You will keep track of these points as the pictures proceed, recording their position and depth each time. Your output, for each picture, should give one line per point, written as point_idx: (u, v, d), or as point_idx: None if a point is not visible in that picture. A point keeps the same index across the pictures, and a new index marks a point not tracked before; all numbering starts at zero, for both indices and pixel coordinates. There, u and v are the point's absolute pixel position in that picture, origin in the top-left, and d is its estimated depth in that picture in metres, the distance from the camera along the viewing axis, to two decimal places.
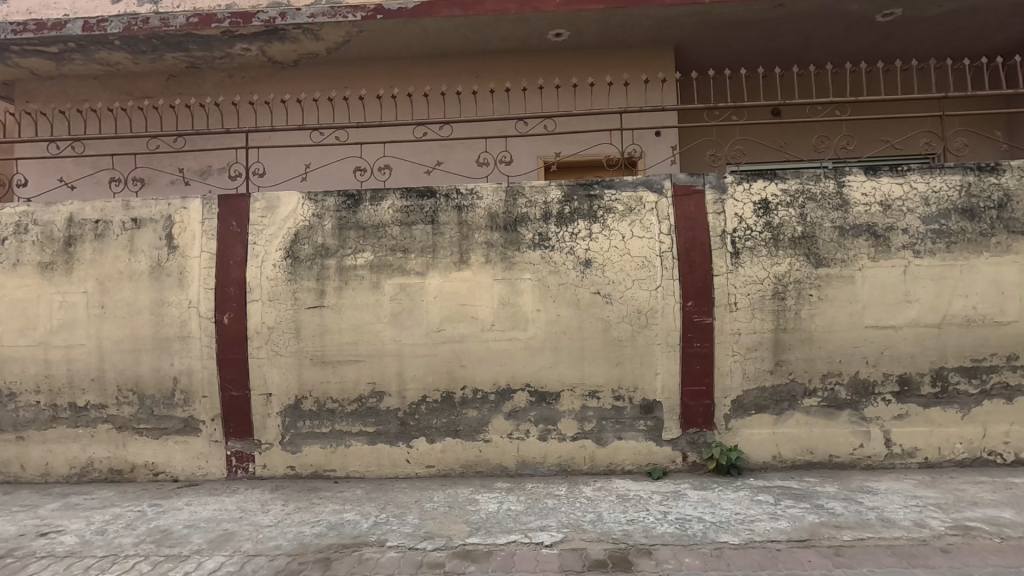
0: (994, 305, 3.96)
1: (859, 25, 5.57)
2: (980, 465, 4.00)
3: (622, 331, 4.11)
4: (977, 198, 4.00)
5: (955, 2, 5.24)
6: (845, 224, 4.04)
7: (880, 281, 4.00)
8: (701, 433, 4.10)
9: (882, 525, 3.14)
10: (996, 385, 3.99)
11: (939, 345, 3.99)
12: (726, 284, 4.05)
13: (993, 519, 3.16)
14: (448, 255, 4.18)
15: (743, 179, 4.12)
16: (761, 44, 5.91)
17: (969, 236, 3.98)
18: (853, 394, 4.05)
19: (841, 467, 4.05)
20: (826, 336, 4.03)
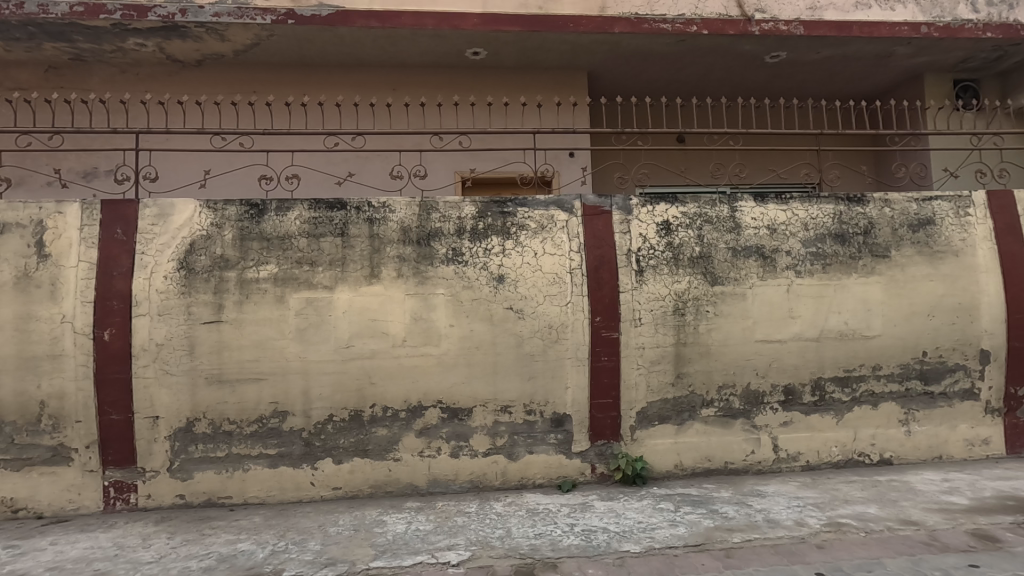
0: (863, 321, 4.41)
1: (750, 64, 6.09)
2: (853, 466, 4.42)
3: (534, 346, 4.17)
4: (848, 225, 4.47)
5: (831, 50, 5.86)
6: (737, 246, 4.37)
7: (767, 298, 4.35)
8: (609, 444, 4.24)
9: (768, 526, 3.38)
10: (864, 393, 4.44)
11: (817, 357, 4.39)
12: (631, 300, 4.24)
13: (862, 515, 3.48)
14: (358, 269, 4.07)
15: (647, 202, 4.37)
16: (666, 76, 6.32)
17: (841, 259, 4.43)
18: (745, 404, 4.35)
19: (735, 472, 4.32)
20: (721, 349, 4.31)
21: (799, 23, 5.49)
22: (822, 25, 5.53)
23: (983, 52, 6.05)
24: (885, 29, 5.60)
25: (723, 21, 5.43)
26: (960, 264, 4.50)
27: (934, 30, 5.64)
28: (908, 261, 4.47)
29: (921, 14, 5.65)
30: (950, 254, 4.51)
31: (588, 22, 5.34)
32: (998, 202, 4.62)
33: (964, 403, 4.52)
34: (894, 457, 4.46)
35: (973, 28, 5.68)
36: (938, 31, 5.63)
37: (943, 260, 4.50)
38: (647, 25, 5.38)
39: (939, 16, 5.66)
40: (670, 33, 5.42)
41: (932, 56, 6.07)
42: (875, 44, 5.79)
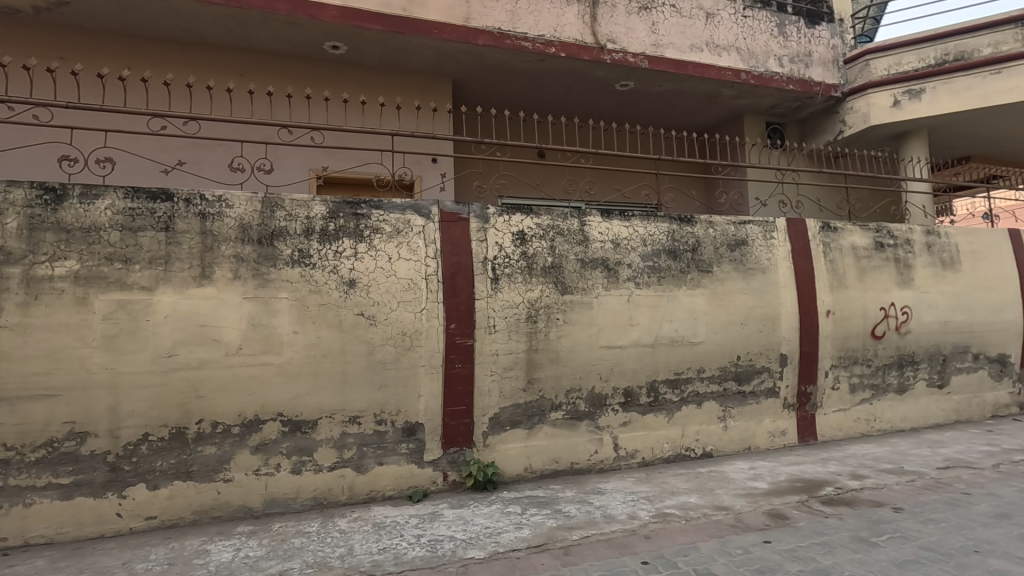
0: (690, 328, 4.93)
1: (603, 90, 6.56)
2: (680, 459, 4.89)
3: (385, 353, 4.04)
4: (680, 242, 4.97)
5: (671, 85, 6.52)
6: (585, 258, 4.64)
7: (610, 307, 4.67)
8: (461, 451, 4.24)
9: (604, 521, 3.60)
10: (690, 393, 4.95)
11: (653, 362, 4.80)
12: (486, 308, 4.30)
13: (684, 505, 3.86)
14: (185, 268, 3.63)
15: (504, 211, 4.46)
16: (528, 92, 6.57)
17: (673, 272, 4.91)
18: (589, 406, 4.62)
19: (580, 472, 4.56)
20: (570, 355, 4.54)
21: (644, 57, 6.03)
22: (663, 61, 6.13)
23: (787, 102, 7.14)
24: (714, 71, 6.36)
25: (579, 46, 5.78)
26: (766, 280, 5.23)
27: (751, 77, 6.55)
28: (726, 276, 5.09)
29: (742, 62, 6.53)
30: (759, 271, 5.22)
31: (452, 30, 5.36)
32: (794, 229, 5.44)
33: (768, 400, 5.24)
34: (714, 450, 5.02)
35: (780, 79, 6.70)
36: (754, 79, 6.55)
37: (754, 276, 5.19)
38: (509, 41, 5.55)
39: (754, 66, 6.59)
40: (531, 51, 5.65)
41: (750, 100, 7.03)
42: (706, 84, 6.55)
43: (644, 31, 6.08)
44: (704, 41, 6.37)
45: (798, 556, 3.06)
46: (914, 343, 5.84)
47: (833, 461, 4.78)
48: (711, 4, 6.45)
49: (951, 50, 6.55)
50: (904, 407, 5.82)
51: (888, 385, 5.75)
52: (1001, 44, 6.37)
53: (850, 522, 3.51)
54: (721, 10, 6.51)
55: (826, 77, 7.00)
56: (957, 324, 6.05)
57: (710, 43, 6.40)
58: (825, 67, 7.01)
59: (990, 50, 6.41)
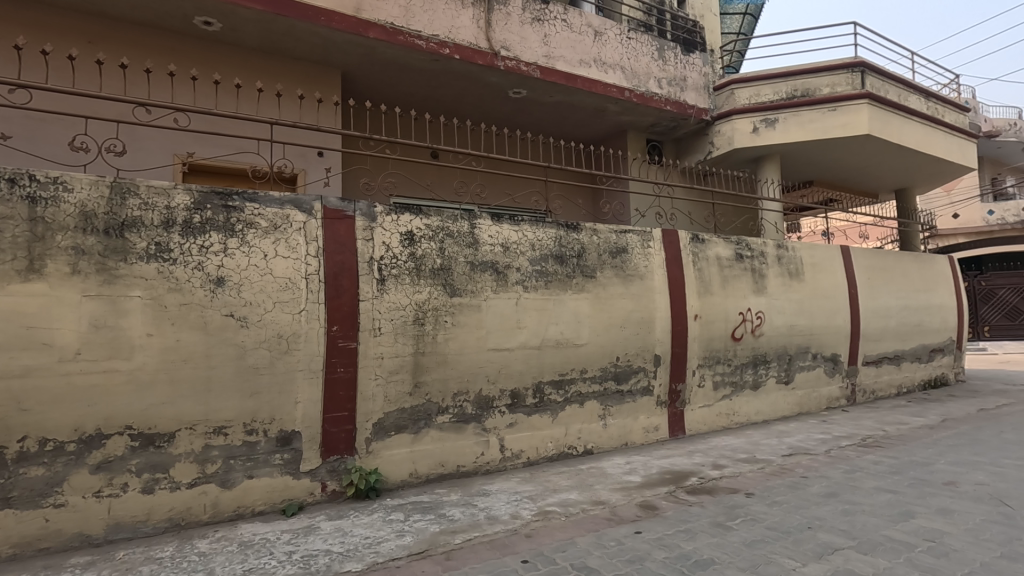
0: (574, 331, 5.12)
1: (497, 95, 6.64)
2: (563, 457, 5.06)
3: (258, 358, 3.75)
4: (566, 248, 5.16)
5: (562, 97, 6.76)
6: (474, 260, 4.65)
7: (499, 309, 4.72)
8: (341, 460, 4.04)
9: (487, 523, 3.62)
10: (573, 393, 5.14)
11: (539, 364, 4.93)
12: (371, 309, 4.15)
13: (565, 502, 3.99)
14: (7, 261, 3.11)
15: (392, 210, 4.34)
16: (421, 91, 6.47)
17: (559, 277, 5.08)
18: (476, 409, 4.62)
19: (466, 475, 4.54)
20: (457, 358, 4.51)
21: (536, 67, 6.20)
22: (554, 73, 6.33)
23: (665, 121, 7.71)
24: (600, 87, 6.70)
25: (473, 50, 5.80)
26: (643, 286, 5.58)
27: (633, 96, 6.99)
28: (608, 282, 5.37)
29: (626, 81, 6.95)
30: (637, 277, 5.57)
31: (342, 19, 5.13)
32: (668, 239, 5.87)
33: (643, 398, 5.59)
34: (594, 447, 5.26)
35: (659, 100, 7.22)
36: (636, 97, 7.00)
37: (632, 282, 5.52)
38: (402, 37, 5.43)
39: (637, 85, 7.04)
40: (424, 50, 5.57)
41: (633, 117, 7.49)
42: (594, 98, 6.88)
43: (536, 42, 6.25)
44: (592, 57, 6.69)
45: (665, 544, 3.28)
46: (766, 344, 6.55)
47: (698, 453, 5.21)
48: (599, 23, 6.79)
49: (799, 87, 7.45)
50: (758, 401, 6.50)
51: (746, 382, 6.39)
52: (837, 85, 7.37)
53: (710, 509, 3.84)
54: (608, 29, 6.87)
55: (698, 102, 7.68)
56: (800, 327, 6.88)
57: (597, 59, 6.74)
58: (698, 92, 7.69)
59: (829, 89, 7.38)
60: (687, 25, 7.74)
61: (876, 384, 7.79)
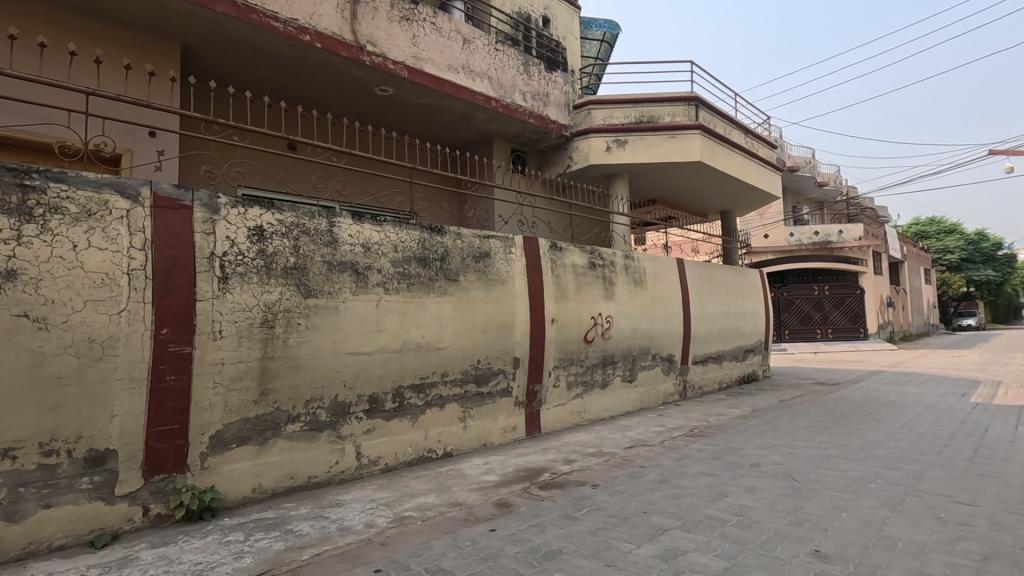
0: (436, 334, 5.12)
1: (362, 91, 6.42)
2: (423, 461, 5.02)
3: (61, 366, 3.20)
4: (429, 251, 5.14)
5: (429, 99, 6.74)
6: (332, 260, 4.44)
7: (357, 311, 4.55)
8: (169, 479, 3.60)
9: (339, 534, 3.47)
10: (434, 396, 5.13)
11: (399, 367, 4.84)
12: (211, 310, 3.76)
13: (422, 506, 3.97)
14: None
15: (239, 203, 3.98)
16: (277, 77, 6.04)
17: (422, 280, 5.05)
18: (331, 416, 4.40)
19: (318, 485, 4.30)
20: (311, 363, 4.27)
21: (403, 66, 6.11)
22: (421, 75, 6.29)
23: (528, 133, 8.06)
24: (468, 93, 6.80)
25: (336, 40, 5.54)
26: (504, 290, 5.76)
27: (499, 105, 7.20)
28: (470, 285, 5.45)
29: (492, 90, 7.13)
30: (499, 282, 5.73)
31: None
32: (529, 245, 6.12)
33: (502, 399, 5.76)
34: (454, 449, 5.29)
35: (523, 112, 7.52)
36: (501, 107, 7.21)
37: (494, 286, 5.67)
38: (255, 17, 5.02)
39: (502, 96, 7.27)
40: (281, 34, 5.20)
41: (498, 126, 7.71)
42: (461, 105, 6.96)
43: (404, 41, 6.16)
44: (460, 63, 6.77)
45: (517, 539, 3.40)
46: (613, 346, 7.13)
47: (552, 450, 5.50)
48: (468, 30, 6.89)
49: (646, 113, 8.24)
50: (606, 399, 7.04)
51: (595, 381, 6.88)
52: (676, 115, 8.28)
53: (559, 502, 4.07)
54: (477, 38, 7.01)
55: (559, 118, 8.15)
56: (643, 330, 7.59)
57: (465, 66, 6.83)
58: (558, 108, 8.17)
59: (669, 118, 8.26)
60: (550, 45, 8.20)
61: (702, 380, 8.86)
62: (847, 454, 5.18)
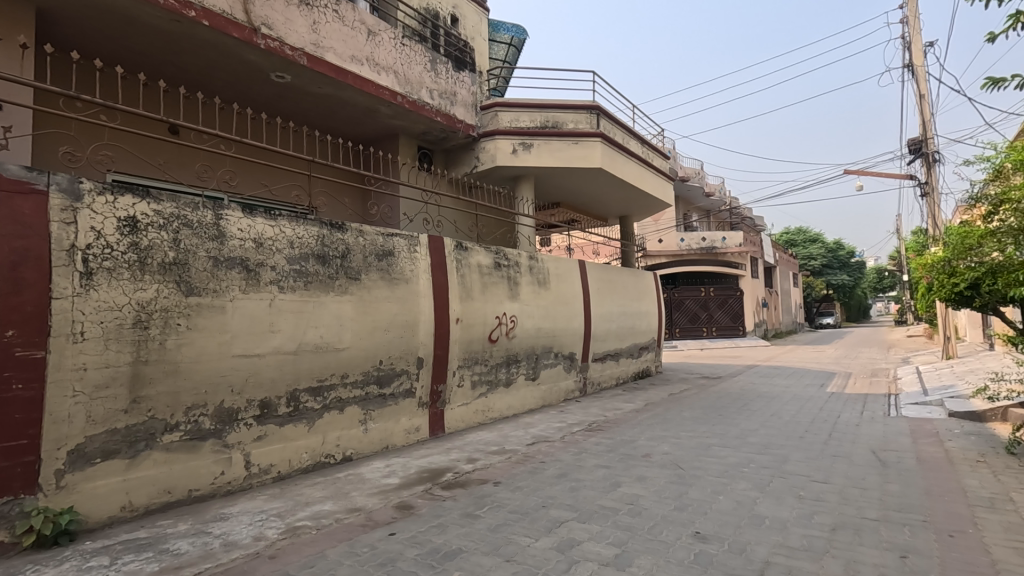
0: (336, 334, 4.92)
1: (255, 75, 6.02)
2: (319, 467, 4.81)
3: None
4: (328, 248, 4.93)
5: (331, 90, 6.46)
6: (219, 256, 4.12)
7: (248, 311, 4.27)
8: (15, 501, 3.15)
9: (223, 550, 3.23)
10: (333, 399, 4.93)
11: (294, 370, 4.60)
12: (70, 309, 3.35)
13: (317, 514, 3.80)
14: None
15: (106, 190, 3.57)
16: (156, 54, 5.49)
17: (321, 278, 4.83)
18: (216, 423, 4.09)
19: (199, 499, 3.98)
20: (193, 366, 3.94)
21: (302, 53, 5.81)
22: (322, 64, 6.01)
23: (435, 131, 7.99)
24: (372, 87, 6.61)
25: (226, 20, 5.15)
26: (408, 289, 5.66)
27: (405, 101, 7.07)
28: (373, 284, 5.30)
29: (397, 85, 6.98)
30: (402, 281, 5.62)
31: None
32: (434, 245, 6.07)
33: (405, 400, 5.66)
34: (353, 453, 5.12)
35: (429, 110, 7.44)
36: (407, 104, 7.09)
37: (398, 286, 5.56)
38: None
39: (409, 92, 7.14)
40: (161, 7, 4.73)
41: (404, 122, 7.56)
42: (365, 98, 6.75)
43: (303, 27, 5.86)
44: (364, 55, 6.56)
45: (416, 541, 3.36)
46: (517, 345, 7.26)
47: (455, 450, 5.49)
48: (373, 22, 6.70)
49: (551, 119, 8.48)
50: (509, 397, 7.15)
51: (499, 380, 6.97)
52: (579, 123, 8.60)
53: (461, 501, 4.08)
54: (382, 31, 6.83)
55: (466, 118, 8.17)
56: (546, 330, 7.80)
57: (370, 59, 6.63)
58: (465, 109, 8.18)
59: (572, 125, 8.56)
60: (458, 44, 8.19)
61: (601, 377, 9.28)
62: (725, 442, 5.67)
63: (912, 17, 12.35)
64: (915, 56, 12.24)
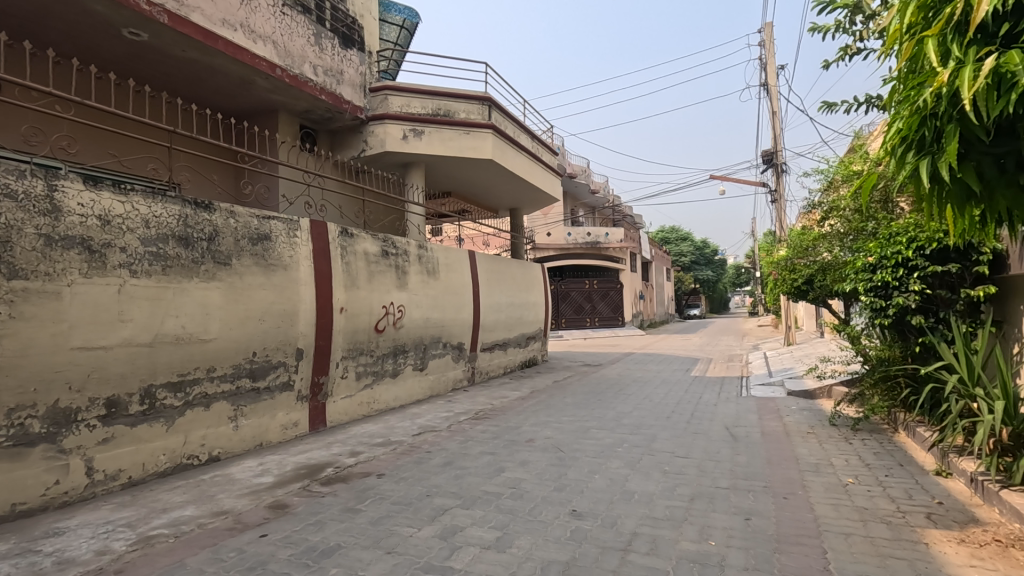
0: (199, 324, 4.49)
1: (103, 29, 5.27)
2: (180, 470, 4.38)
3: None
4: (192, 229, 4.47)
5: (197, 54, 5.84)
6: (53, 234, 3.57)
7: (90, 298, 3.75)
8: None
9: (56, 570, 2.83)
10: (196, 395, 4.51)
11: (149, 363, 4.13)
12: None
13: (175, 521, 3.46)
14: None
15: None
16: None
17: (182, 262, 4.37)
18: (49, 426, 3.56)
19: (27, 514, 3.44)
20: (18, 362, 3.39)
21: (162, 10, 5.18)
22: (186, 24, 5.41)
23: (319, 110, 7.57)
24: (247, 56, 6.07)
25: None
26: (286, 276, 5.31)
27: (285, 75, 6.59)
28: (245, 270, 4.90)
29: (276, 57, 6.48)
30: (280, 267, 5.26)
31: None
32: (316, 230, 5.74)
33: (282, 394, 5.33)
34: (221, 452, 4.72)
35: (312, 86, 7.02)
36: (288, 78, 6.62)
37: (274, 272, 5.20)
38: None
39: (289, 65, 6.67)
40: None
41: (284, 98, 7.05)
42: (238, 67, 6.18)
43: None
44: (238, 20, 6.00)
45: (290, 541, 3.19)
46: (405, 335, 7.13)
47: (336, 444, 5.28)
48: None
49: (442, 107, 8.37)
50: (396, 388, 7.01)
51: (385, 370, 6.80)
52: (471, 113, 8.58)
53: (341, 496, 3.93)
54: None
55: (353, 98, 7.82)
56: (434, 320, 7.74)
57: (244, 25, 6.08)
58: (353, 89, 7.82)
59: (464, 115, 8.52)
60: (346, 20, 7.78)
61: (489, 366, 9.41)
62: (602, 424, 6.03)
63: (769, 42, 13.85)
64: (770, 76, 13.75)
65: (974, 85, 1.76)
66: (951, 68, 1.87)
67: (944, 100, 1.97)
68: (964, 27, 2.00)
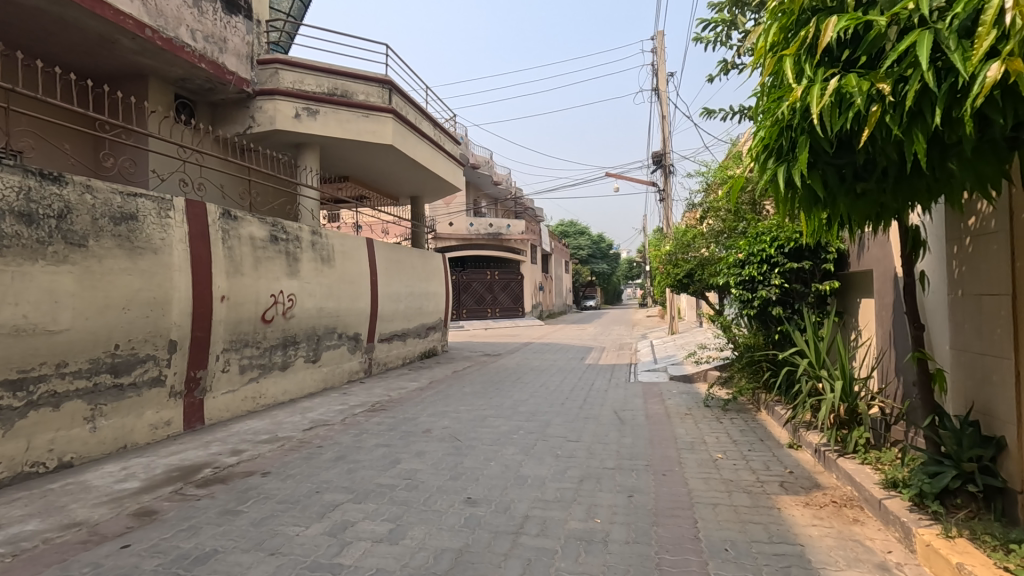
0: (46, 313, 3.94)
1: None
2: (22, 480, 3.83)
3: None
4: (36, 204, 3.90)
5: (44, 3, 5.06)
6: None
7: None
8: None
9: None
10: (43, 394, 3.96)
11: None
12: None
13: (14, 538, 3.03)
14: None
15: None
16: None
17: (24, 243, 3.80)
18: None
19: None
20: None
21: None
22: None
23: (197, 80, 6.91)
24: (109, 12, 5.37)
25: None
26: (155, 261, 4.81)
27: (157, 37, 5.94)
28: (105, 253, 4.37)
29: (146, 16, 5.81)
30: (148, 251, 4.75)
31: None
32: (192, 210, 5.23)
33: (151, 390, 4.83)
34: (75, 457, 4.19)
35: (190, 52, 6.39)
36: (160, 40, 5.97)
37: (141, 256, 4.68)
38: None
39: (162, 26, 6.01)
40: None
41: (155, 62, 6.35)
42: (98, 23, 5.45)
43: None
44: None
45: (158, 550, 2.92)
46: (295, 326, 6.76)
47: (216, 442, 4.91)
48: None
49: (339, 86, 7.98)
50: (285, 381, 6.63)
51: (274, 363, 6.41)
52: (370, 95, 8.25)
53: (219, 498, 3.66)
54: None
55: (238, 70, 7.24)
56: (328, 309, 7.41)
57: None
58: (238, 59, 7.22)
59: (363, 97, 8.18)
60: None
61: (387, 357, 9.20)
62: (499, 412, 6.14)
63: (660, 49, 14.71)
64: (661, 82, 14.64)
65: (821, 102, 1.99)
66: (803, 86, 2.11)
67: (798, 113, 2.22)
68: (813, 50, 2.26)
